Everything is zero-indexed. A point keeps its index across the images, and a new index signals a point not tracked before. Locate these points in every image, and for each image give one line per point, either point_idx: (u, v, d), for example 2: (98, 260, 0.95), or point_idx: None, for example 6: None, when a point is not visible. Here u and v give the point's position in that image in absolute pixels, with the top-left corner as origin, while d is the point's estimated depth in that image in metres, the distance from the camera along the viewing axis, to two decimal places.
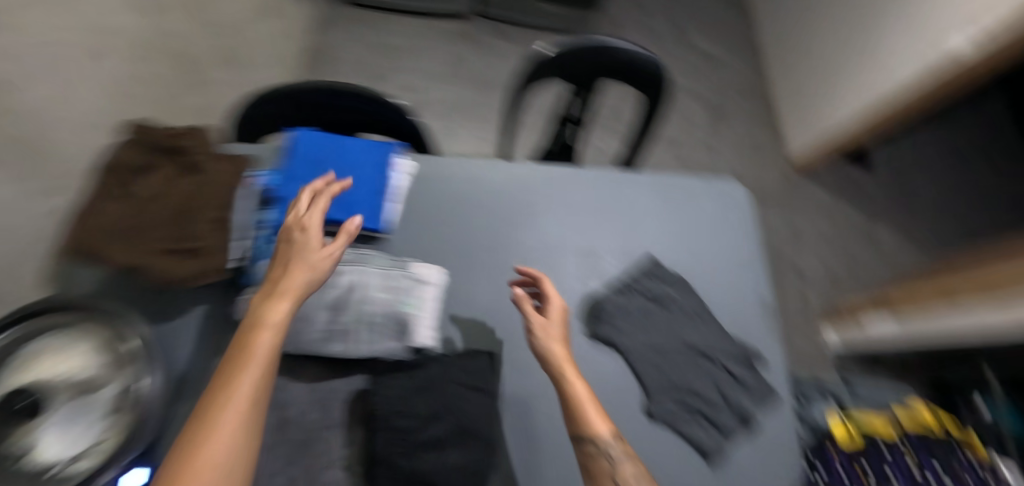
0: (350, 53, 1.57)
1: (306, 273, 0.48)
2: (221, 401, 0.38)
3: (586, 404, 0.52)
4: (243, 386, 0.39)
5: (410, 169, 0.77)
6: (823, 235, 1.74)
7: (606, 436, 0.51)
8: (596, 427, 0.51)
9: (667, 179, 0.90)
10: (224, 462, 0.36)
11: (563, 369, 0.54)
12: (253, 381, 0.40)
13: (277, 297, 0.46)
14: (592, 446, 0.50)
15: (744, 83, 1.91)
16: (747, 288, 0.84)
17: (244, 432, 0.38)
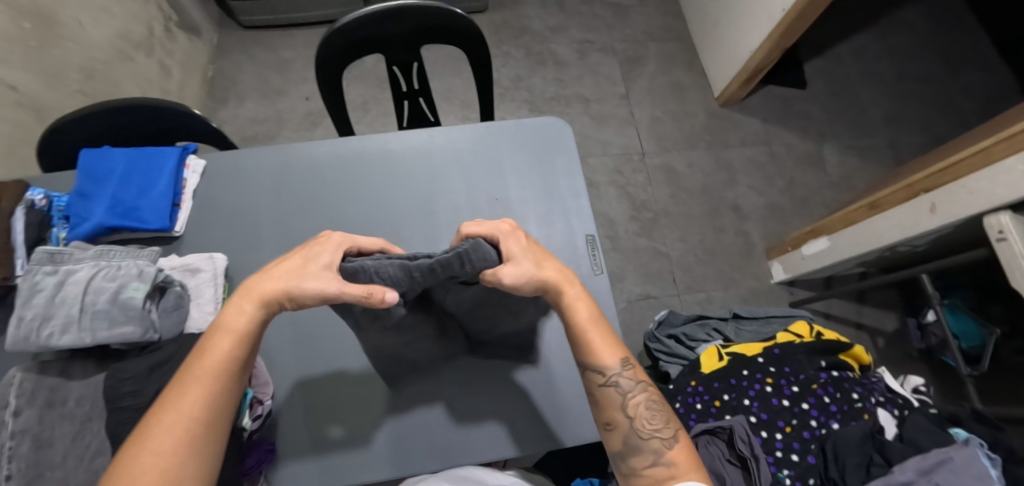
0: (248, 76, 1.63)
1: (247, 301, 0.51)
2: (128, 461, 0.42)
3: (591, 331, 0.57)
4: (144, 457, 0.42)
5: (198, 165, 0.79)
6: (762, 166, 1.65)
7: (612, 366, 0.56)
8: (602, 356, 0.56)
9: (482, 126, 0.84)
10: (164, 463, 0.42)
11: (566, 299, 0.57)
12: (161, 449, 0.43)
13: (210, 338, 0.49)
14: (601, 375, 0.56)
15: (658, 26, 1.82)
16: (569, 225, 0.79)
17: (193, 433, 0.45)
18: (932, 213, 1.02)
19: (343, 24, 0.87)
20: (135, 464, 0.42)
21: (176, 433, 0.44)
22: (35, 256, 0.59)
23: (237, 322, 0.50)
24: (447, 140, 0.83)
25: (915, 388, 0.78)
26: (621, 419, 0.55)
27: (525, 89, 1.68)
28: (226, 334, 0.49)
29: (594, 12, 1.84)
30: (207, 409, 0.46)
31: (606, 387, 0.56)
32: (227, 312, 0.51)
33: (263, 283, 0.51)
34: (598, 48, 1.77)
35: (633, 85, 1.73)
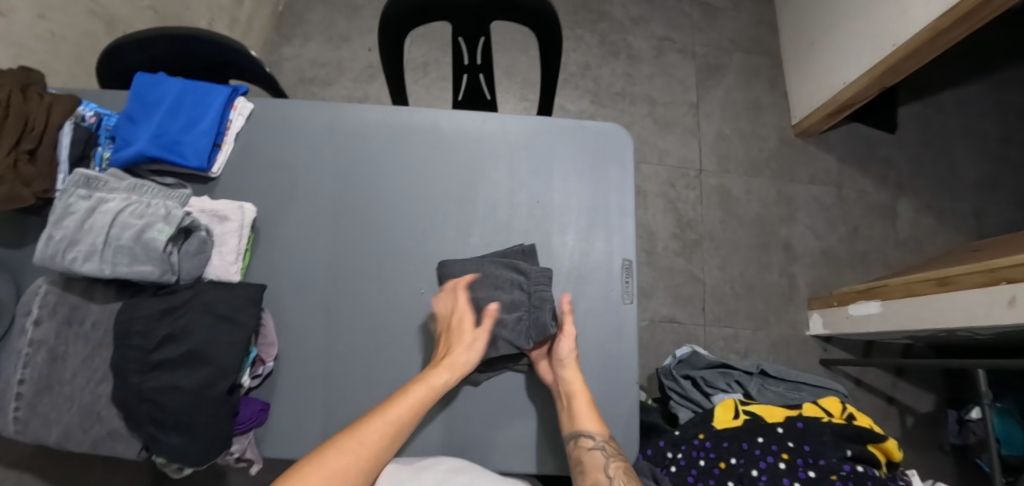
0: (316, 16, 1.61)
1: (445, 374, 0.62)
2: (342, 446, 0.56)
3: (585, 411, 0.63)
4: (352, 448, 0.56)
5: (246, 108, 0.77)
6: (827, 208, 1.52)
7: (597, 435, 0.63)
8: (590, 427, 0.63)
9: (535, 117, 0.79)
10: (361, 465, 0.56)
11: (570, 388, 0.64)
12: (369, 448, 0.57)
13: (419, 385, 0.62)
14: (587, 441, 0.63)
15: (748, 35, 1.67)
16: (606, 247, 0.75)
17: (389, 436, 0.59)
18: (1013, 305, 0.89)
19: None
20: (340, 454, 0.56)
21: (384, 435, 0.58)
22: (72, 178, 0.60)
23: (436, 386, 0.62)
24: (498, 129, 0.78)
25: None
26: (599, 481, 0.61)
27: (591, 79, 1.59)
28: (432, 393, 0.62)
29: (683, 10, 1.69)
30: (402, 434, 0.60)
31: (591, 452, 0.63)
32: (437, 373, 0.62)
33: (458, 354, 0.64)
34: (677, 49, 1.64)
35: (707, 94, 1.59)
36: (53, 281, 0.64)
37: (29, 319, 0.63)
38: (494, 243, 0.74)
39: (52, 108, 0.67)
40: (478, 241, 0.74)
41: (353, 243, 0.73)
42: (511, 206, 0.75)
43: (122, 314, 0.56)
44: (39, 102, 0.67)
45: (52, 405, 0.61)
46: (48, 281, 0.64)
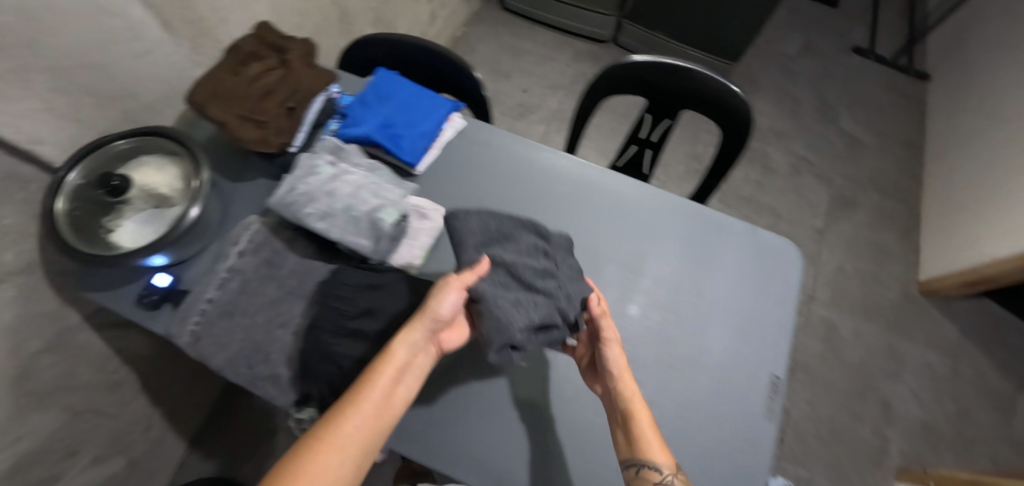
0: (486, 50, 1.76)
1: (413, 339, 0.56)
2: (344, 421, 0.50)
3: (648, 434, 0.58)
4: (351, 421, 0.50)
5: (459, 124, 0.85)
6: (938, 379, 1.41)
7: (664, 464, 0.56)
8: (654, 453, 0.56)
9: (710, 212, 0.84)
10: (348, 455, 0.48)
11: (630, 403, 0.59)
12: (352, 437, 0.49)
13: (384, 360, 0.54)
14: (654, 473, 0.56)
15: (888, 180, 1.65)
16: (755, 355, 0.75)
17: (366, 427, 0.50)
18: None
19: (632, 63, 0.91)
20: (349, 426, 0.50)
21: (359, 425, 0.50)
22: (325, 144, 0.70)
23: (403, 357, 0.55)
24: (677, 211, 0.83)
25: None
26: None
27: (722, 177, 1.62)
28: (400, 365, 0.55)
29: (827, 137, 1.70)
30: (382, 422, 0.52)
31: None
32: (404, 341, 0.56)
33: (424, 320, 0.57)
34: (813, 172, 1.64)
35: (834, 224, 1.57)
36: (264, 223, 0.71)
37: (233, 248, 0.69)
38: (651, 316, 0.75)
39: (316, 80, 0.77)
40: (636, 310, 0.75)
41: None
42: (673, 287, 0.77)
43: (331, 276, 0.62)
44: (309, 72, 0.76)
45: (226, 331, 0.65)
46: (260, 221, 0.72)
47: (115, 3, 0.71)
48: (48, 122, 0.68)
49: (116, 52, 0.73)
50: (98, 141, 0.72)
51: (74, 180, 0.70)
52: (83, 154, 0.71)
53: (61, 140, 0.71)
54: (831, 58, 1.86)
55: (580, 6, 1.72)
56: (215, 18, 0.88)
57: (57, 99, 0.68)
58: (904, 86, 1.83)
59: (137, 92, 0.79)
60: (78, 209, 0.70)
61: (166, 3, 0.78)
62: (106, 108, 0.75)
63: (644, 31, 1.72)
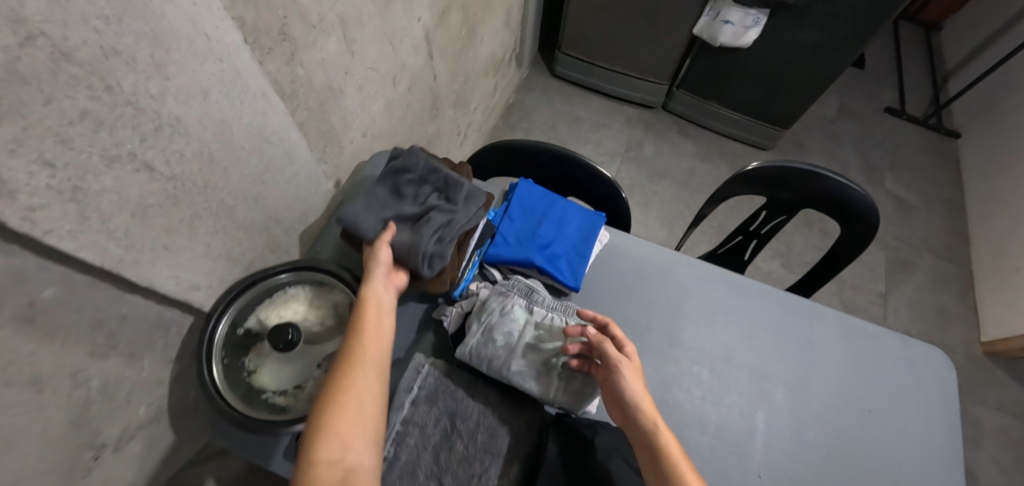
0: (541, 117, 1.78)
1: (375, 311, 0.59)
2: (357, 377, 0.52)
3: (684, 469, 0.54)
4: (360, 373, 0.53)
5: (605, 238, 0.83)
6: (1014, 444, 1.42)
7: None
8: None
9: (857, 323, 0.84)
10: (362, 423, 0.50)
11: (656, 428, 0.57)
12: (367, 409, 0.51)
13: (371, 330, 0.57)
14: None
15: (939, 239, 1.70)
16: (939, 477, 0.72)
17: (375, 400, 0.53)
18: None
19: (752, 169, 0.92)
20: (364, 385, 0.52)
21: (365, 395, 0.52)
22: (519, 286, 0.72)
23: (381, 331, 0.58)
24: (825, 322, 0.83)
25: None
26: None
27: (783, 242, 1.64)
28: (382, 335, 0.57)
29: (877, 199, 1.75)
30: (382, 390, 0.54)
31: None
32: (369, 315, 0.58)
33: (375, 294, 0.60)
34: None
35: (894, 286, 1.60)
36: (435, 365, 0.66)
37: (408, 396, 0.63)
38: (831, 444, 0.72)
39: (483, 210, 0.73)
40: (813, 437, 0.73)
41: (696, 404, 0.73)
42: (841, 406, 0.75)
43: (528, 430, 0.64)
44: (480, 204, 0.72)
45: None
46: (430, 362, 0.66)
47: (271, 131, 0.66)
48: (201, 264, 0.62)
49: (266, 177, 0.69)
50: (257, 278, 0.67)
51: (224, 328, 0.64)
52: (236, 293, 0.66)
53: (209, 278, 0.65)
54: (868, 120, 1.94)
55: (635, 76, 1.75)
56: (344, 125, 0.85)
57: (213, 238, 0.63)
58: (938, 146, 1.91)
59: (278, 214, 0.74)
60: (229, 355, 0.63)
61: (310, 121, 0.75)
62: (250, 236, 0.70)
63: (699, 100, 1.75)
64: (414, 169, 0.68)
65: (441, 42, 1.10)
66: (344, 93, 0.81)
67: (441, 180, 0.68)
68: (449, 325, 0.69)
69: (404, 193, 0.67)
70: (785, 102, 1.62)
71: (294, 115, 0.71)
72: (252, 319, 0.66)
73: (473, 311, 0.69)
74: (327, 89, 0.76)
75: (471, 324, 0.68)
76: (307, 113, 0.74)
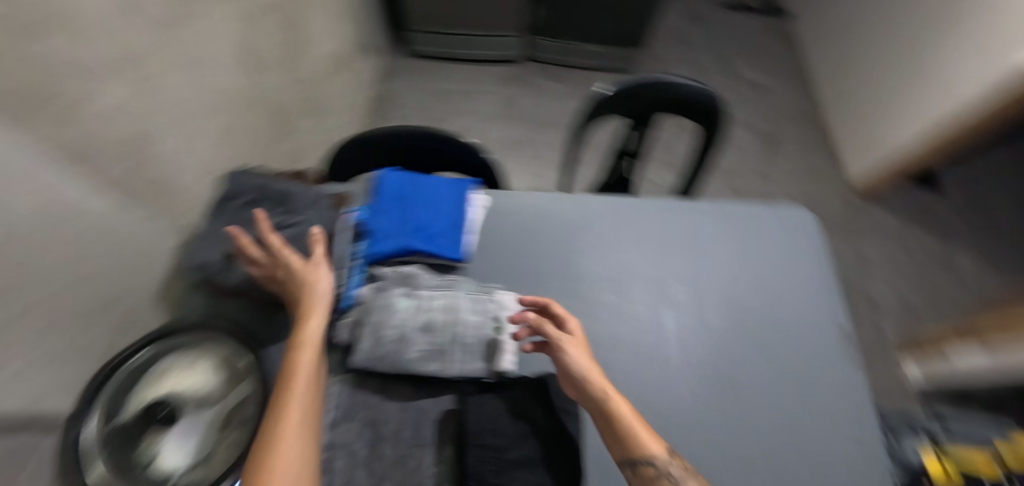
0: (411, 100, 1.72)
1: (309, 346, 0.56)
2: (293, 420, 0.48)
3: (637, 428, 0.55)
4: (303, 391, 0.51)
5: (483, 201, 0.84)
6: (895, 262, 1.65)
7: (658, 453, 0.53)
8: (647, 445, 0.53)
9: (729, 206, 0.91)
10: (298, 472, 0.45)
11: (608, 394, 0.56)
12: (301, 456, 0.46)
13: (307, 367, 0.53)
14: (651, 468, 0.52)
15: (796, 109, 1.89)
16: (824, 311, 0.81)
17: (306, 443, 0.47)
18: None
19: (606, 92, 0.95)
20: (301, 430, 0.48)
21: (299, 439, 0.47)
22: (394, 278, 0.72)
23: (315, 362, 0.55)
24: (701, 214, 0.89)
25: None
26: None
27: (668, 152, 1.74)
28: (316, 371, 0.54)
29: (737, 89, 1.90)
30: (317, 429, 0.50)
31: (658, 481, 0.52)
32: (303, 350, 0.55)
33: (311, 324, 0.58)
34: (739, 123, 1.83)
35: (771, 161, 1.76)
36: (344, 381, 0.64)
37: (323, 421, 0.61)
38: (735, 318, 0.79)
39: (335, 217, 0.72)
40: (717, 317, 0.79)
41: (610, 326, 0.76)
42: (732, 282, 0.82)
43: (452, 409, 0.63)
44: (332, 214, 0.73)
45: None
46: (338, 381, 0.65)
47: (69, 203, 0.59)
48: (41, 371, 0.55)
49: (84, 253, 0.61)
50: (111, 366, 0.60)
51: (93, 429, 0.56)
52: (96, 387, 0.58)
53: (57, 383, 0.57)
54: (712, 20, 2.07)
55: (490, 32, 1.75)
56: (168, 171, 0.77)
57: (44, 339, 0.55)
58: (775, 28, 2.10)
59: (119, 287, 0.67)
60: (110, 451, 0.55)
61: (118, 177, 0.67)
62: (91, 322, 0.62)
63: (559, 41, 1.80)
64: (248, 199, 0.71)
65: (261, 54, 1.03)
66: (153, 136, 0.73)
67: (280, 199, 0.72)
68: (341, 338, 0.66)
69: (248, 221, 0.69)
70: (635, 24, 1.71)
71: (95, 177, 0.63)
72: (124, 408, 0.57)
73: (359, 317, 0.67)
74: (127, 138, 0.68)
75: (360, 330, 0.66)
76: (111, 170, 0.66)
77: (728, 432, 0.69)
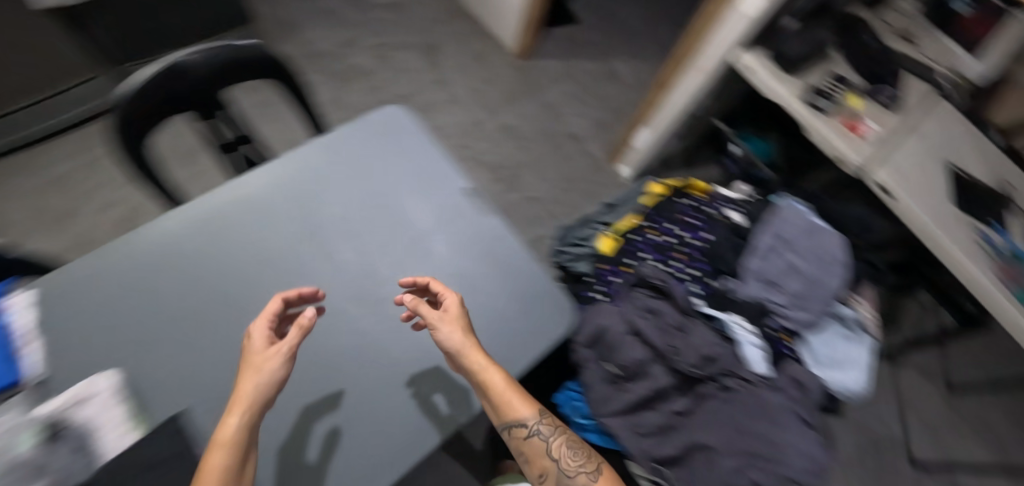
0: (22, 204, 1.41)
1: (237, 414, 0.54)
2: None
3: (510, 392, 0.68)
4: (234, 416, 0.54)
5: (24, 298, 0.64)
6: (574, 95, 1.90)
7: (531, 419, 0.72)
8: (522, 414, 0.71)
9: (324, 143, 0.88)
10: None
11: (488, 376, 0.66)
12: None
13: (218, 437, 0.53)
14: (525, 429, 0.73)
15: (437, 11, 2.00)
16: (441, 189, 0.86)
17: None
18: (750, 77, 1.22)
19: (124, 99, 0.77)
20: None
21: None
22: None
23: (226, 434, 0.53)
24: (308, 167, 0.85)
25: (877, 94, 1.27)
26: (546, 462, 0.73)
27: (346, 107, 1.72)
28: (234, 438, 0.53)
29: (377, 18, 1.94)
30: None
31: (529, 436, 0.73)
32: (230, 417, 0.54)
33: (245, 384, 0.56)
34: (395, 49, 1.88)
35: (438, 66, 1.87)
36: None
37: None
38: (370, 247, 0.79)
39: None
40: (352, 254, 0.78)
41: (243, 334, 0.69)
42: (354, 215, 0.82)
43: None
44: None
45: None
46: None
47: None
48: None
49: None
50: None
51: None
52: None
53: None
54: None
55: (71, 83, 1.49)
56: None
57: None
58: None
59: None
60: None
61: None
62: None
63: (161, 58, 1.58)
64: None
65: None
66: None
67: None
68: None
69: None
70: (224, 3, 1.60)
71: None
72: None
73: None
74: None
75: None
76: None
77: (394, 350, 0.72)
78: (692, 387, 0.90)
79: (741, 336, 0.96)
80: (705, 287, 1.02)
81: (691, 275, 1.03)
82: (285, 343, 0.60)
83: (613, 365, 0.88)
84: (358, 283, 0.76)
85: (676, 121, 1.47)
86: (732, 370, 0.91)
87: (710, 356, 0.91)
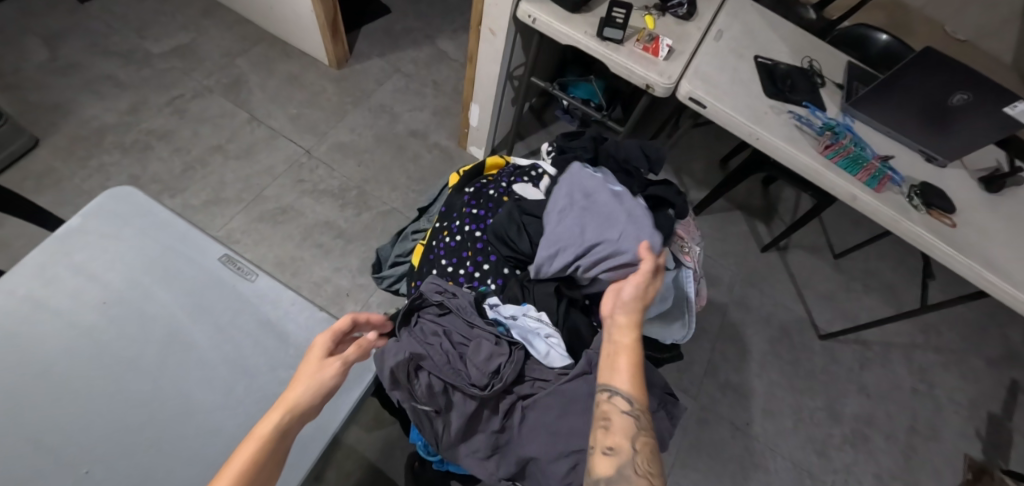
0: None
1: (279, 413, 0.54)
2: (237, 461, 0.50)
3: (628, 364, 0.63)
4: (276, 413, 0.54)
5: None
6: (405, 88, 1.79)
7: (631, 399, 0.60)
8: (625, 387, 0.61)
9: (32, 256, 0.71)
10: None
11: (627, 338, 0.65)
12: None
13: (270, 418, 0.54)
14: (621, 402, 0.60)
15: (231, 43, 1.81)
16: (198, 263, 0.76)
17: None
18: (535, 24, 1.14)
19: None
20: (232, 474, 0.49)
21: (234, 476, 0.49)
22: None
23: (265, 428, 0.53)
24: (9, 293, 0.68)
25: (668, 7, 1.23)
26: (619, 441, 0.57)
27: (151, 178, 1.51)
28: (278, 436, 0.53)
29: (162, 69, 1.72)
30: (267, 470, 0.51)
31: (617, 409, 0.60)
32: (271, 416, 0.54)
33: (295, 389, 0.57)
34: (191, 97, 1.67)
35: (247, 102, 1.68)
36: None
37: None
38: (121, 360, 0.66)
39: None
40: (99, 375, 0.65)
41: None
42: (92, 327, 0.68)
43: None
44: None
45: None
46: None
47: None
48: None
49: None
50: None
51: None
52: None
53: None
54: (83, 26, 1.77)
55: None
56: None
57: None
58: None
59: None
60: None
61: None
62: None
63: None
64: None
65: None
66: None
67: None
68: None
69: None
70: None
71: None
72: None
73: None
74: None
75: None
76: None
77: (172, 472, 0.60)
78: (499, 404, 0.74)
79: (532, 331, 0.80)
80: (500, 279, 0.92)
81: (485, 269, 0.93)
82: (347, 354, 0.63)
83: (419, 402, 0.71)
84: (112, 407, 0.63)
85: (497, 90, 1.39)
86: (529, 375, 0.78)
87: (499, 370, 0.74)
